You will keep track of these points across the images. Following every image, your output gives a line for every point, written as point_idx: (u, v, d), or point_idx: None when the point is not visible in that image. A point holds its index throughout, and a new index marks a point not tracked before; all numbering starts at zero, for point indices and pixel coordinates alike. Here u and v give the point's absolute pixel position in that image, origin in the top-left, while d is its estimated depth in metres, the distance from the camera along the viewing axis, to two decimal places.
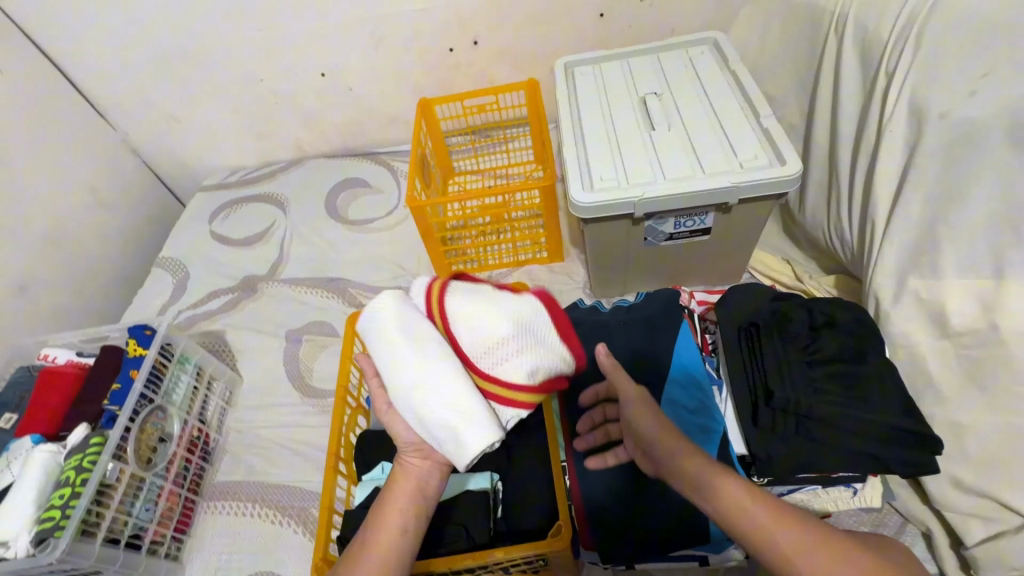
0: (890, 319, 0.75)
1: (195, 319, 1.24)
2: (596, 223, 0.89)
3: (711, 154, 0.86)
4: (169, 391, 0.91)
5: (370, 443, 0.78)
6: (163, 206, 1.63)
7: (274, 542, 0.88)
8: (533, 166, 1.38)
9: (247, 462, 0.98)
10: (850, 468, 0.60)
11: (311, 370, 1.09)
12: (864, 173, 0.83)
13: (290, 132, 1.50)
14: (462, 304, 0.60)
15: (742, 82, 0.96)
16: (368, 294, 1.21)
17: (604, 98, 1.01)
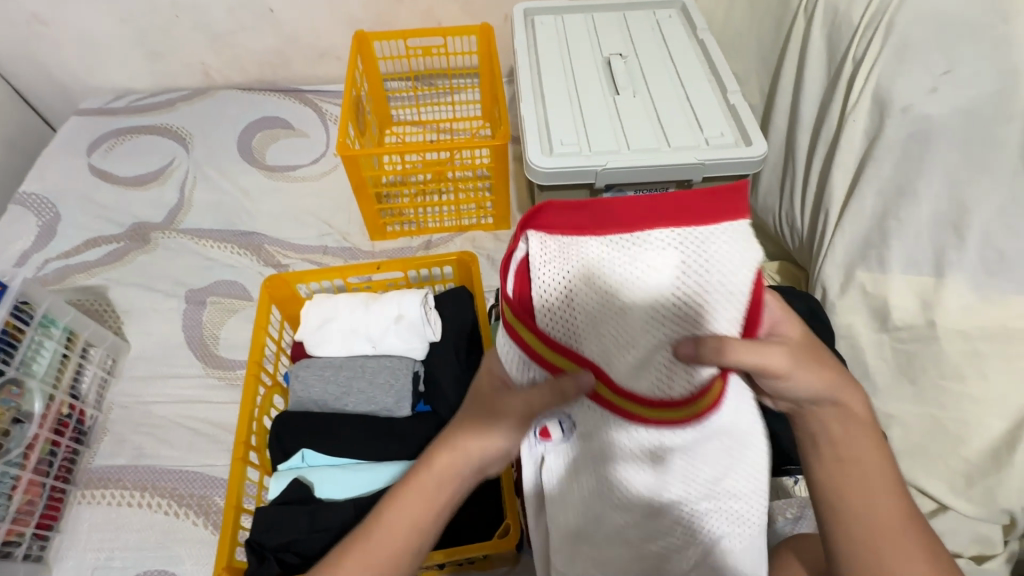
0: (835, 309, 0.76)
1: (67, 271, 1.03)
2: (552, 190, 0.81)
3: (677, 126, 0.81)
4: (27, 360, 0.75)
5: (289, 428, 0.68)
6: (27, 129, 1.33)
7: (167, 536, 0.76)
8: (480, 122, 1.26)
9: (133, 444, 0.83)
10: None
11: (217, 338, 0.94)
12: (821, 162, 0.83)
13: (195, 54, 1.27)
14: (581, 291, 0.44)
15: (711, 53, 0.90)
16: (288, 253, 1.06)
17: (566, 52, 0.92)
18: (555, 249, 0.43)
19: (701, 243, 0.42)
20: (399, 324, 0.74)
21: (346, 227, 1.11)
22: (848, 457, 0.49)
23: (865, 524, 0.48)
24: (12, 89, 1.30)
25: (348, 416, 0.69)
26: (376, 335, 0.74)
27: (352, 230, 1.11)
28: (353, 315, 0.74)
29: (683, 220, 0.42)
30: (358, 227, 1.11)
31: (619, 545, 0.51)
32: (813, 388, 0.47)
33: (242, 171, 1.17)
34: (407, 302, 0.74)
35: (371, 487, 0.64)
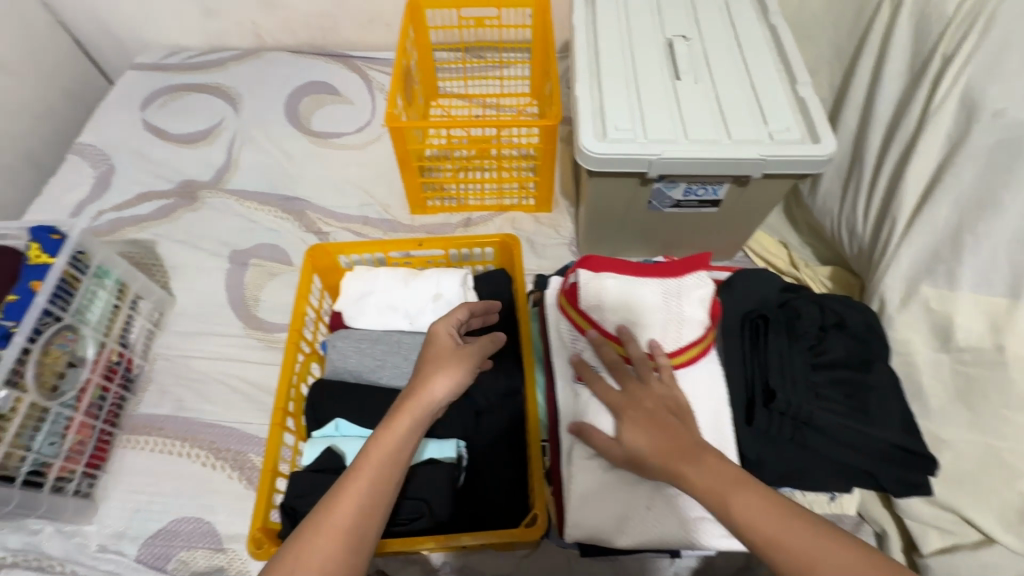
0: (892, 324, 0.72)
1: (120, 223, 1.06)
2: (601, 177, 0.79)
3: (739, 117, 0.77)
4: (82, 309, 0.77)
5: (324, 398, 0.69)
6: (85, 81, 1.36)
7: (205, 486, 0.80)
8: (528, 99, 1.23)
9: (176, 396, 0.87)
10: (841, 481, 0.58)
11: (257, 300, 0.97)
12: (893, 165, 0.78)
13: (247, 14, 1.27)
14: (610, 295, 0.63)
15: (781, 40, 0.85)
16: (330, 222, 1.07)
17: (626, 32, 0.88)
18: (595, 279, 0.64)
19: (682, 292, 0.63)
20: (437, 302, 0.73)
21: (387, 199, 1.11)
22: (715, 505, 0.46)
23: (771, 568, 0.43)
24: (73, 41, 1.32)
25: (381, 389, 0.70)
26: (412, 311, 0.74)
27: (393, 202, 1.10)
28: (392, 289, 0.74)
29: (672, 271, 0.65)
30: (398, 200, 1.11)
31: (618, 496, 0.59)
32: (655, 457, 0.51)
33: (287, 136, 1.17)
34: (447, 281, 0.74)
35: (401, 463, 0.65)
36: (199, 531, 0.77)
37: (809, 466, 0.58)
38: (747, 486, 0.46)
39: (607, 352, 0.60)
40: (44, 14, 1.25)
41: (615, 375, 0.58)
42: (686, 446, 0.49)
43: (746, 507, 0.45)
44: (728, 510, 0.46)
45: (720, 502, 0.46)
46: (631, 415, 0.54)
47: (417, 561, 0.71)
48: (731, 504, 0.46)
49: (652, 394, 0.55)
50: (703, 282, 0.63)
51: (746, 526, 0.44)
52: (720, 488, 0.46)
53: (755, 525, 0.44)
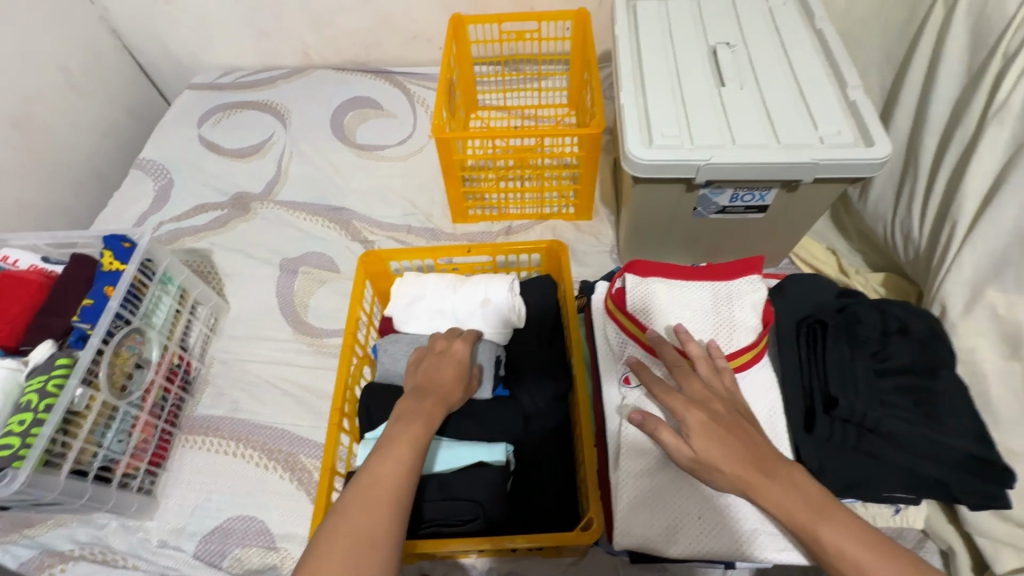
0: (956, 331, 0.69)
1: (178, 233, 1.12)
2: (646, 184, 0.79)
3: (788, 121, 0.76)
4: (149, 313, 0.81)
5: (377, 398, 0.70)
6: (145, 101, 1.45)
7: (258, 486, 0.82)
8: (566, 110, 1.25)
9: (231, 398, 0.90)
10: (910, 492, 0.55)
11: (307, 306, 1.00)
12: (952, 168, 0.75)
13: (297, 34, 1.33)
14: (659, 303, 0.64)
15: (829, 44, 0.84)
16: (374, 231, 1.10)
17: (669, 40, 0.88)
18: (643, 287, 0.65)
19: (732, 298, 0.64)
20: (485, 308, 0.74)
21: (429, 208, 1.13)
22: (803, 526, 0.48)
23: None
24: (136, 64, 1.41)
25: None
26: (460, 317, 0.75)
27: (435, 212, 1.13)
28: (442, 295, 0.76)
29: (723, 276, 0.65)
30: (440, 209, 1.13)
31: (668, 504, 0.57)
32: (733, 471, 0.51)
33: (334, 149, 1.22)
34: (495, 287, 0.75)
35: (450, 464, 0.65)
36: (253, 529, 0.79)
37: (877, 476, 0.55)
38: (832, 508, 0.48)
39: (667, 351, 0.59)
40: (112, 39, 1.33)
41: (677, 374, 0.57)
42: (765, 461, 0.51)
43: (832, 529, 0.47)
44: (815, 530, 0.48)
45: (805, 523, 0.48)
46: (705, 417, 0.53)
47: (465, 565, 0.72)
48: (818, 525, 0.48)
49: (722, 399, 0.56)
50: (754, 286, 0.64)
51: (835, 547, 0.46)
52: (808, 510, 0.48)
53: (844, 548, 0.46)
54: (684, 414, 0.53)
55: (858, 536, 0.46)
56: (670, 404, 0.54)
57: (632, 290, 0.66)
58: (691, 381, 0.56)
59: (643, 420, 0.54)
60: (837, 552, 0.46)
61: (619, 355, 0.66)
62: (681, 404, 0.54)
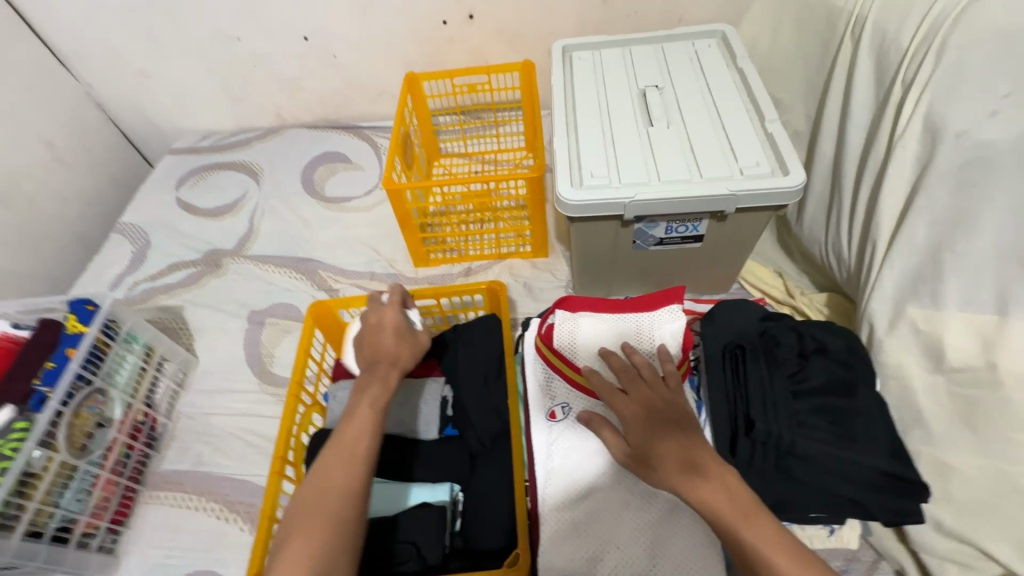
0: (884, 347, 0.71)
1: (153, 292, 1.16)
2: (582, 222, 0.83)
3: (711, 156, 0.81)
4: (111, 372, 0.84)
5: (323, 444, 0.72)
6: (129, 167, 1.53)
7: (218, 540, 0.83)
8: (524, 153, 1.31)
9: (196, 451, 0.92)
10: (830, 510, 0.56)
11: (272, 357, 1.03)
12: (869, 190, 0.79)
13: (269, 98, 1.41)
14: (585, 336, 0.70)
15: (750, 81, 0.89)
16: (339, 279, 1.14)
17: (601, 86, 0.94)
18: (570, 322, 0.70)
19: (653, 327, 0.69)
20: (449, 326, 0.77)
21: (393, 254, 1.18)
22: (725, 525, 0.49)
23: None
24: (121, 133, 1.50)
25: (377, 437, 0.73)
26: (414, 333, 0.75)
27: (399, 257, 1.17)
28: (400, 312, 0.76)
29: (646, 307, 0.70)
30: (403, 255, 1.18)
31: (590, 537, 0.61)
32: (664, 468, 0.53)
33: (303, 203, 1.28)
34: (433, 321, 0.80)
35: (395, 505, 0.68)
36: None
37: (797, 496, 0.57)
38: (755, 512, 0.49)
39: (615, 360, 0.64)
40: (97, 112, 1.42)
41: (622, 377, 0.63)
42: (699, 457, 0.53)
43: (751, 527, 0.48)
44: (738, 530, 0.48)
45: (726, 519, 0.49)
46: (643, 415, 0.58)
47: None
48: (741, 524, 0.48)
49: (666, 400, 0.59)
50: (673, 316, 0.69)
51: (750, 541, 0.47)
52: (735, 509, 0.49)
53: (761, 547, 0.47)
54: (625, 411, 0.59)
55: (778, 539, 0.47)
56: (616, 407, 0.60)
57: (560, 324, 0.70)
58: (635, 384, 0.61)
59: (588, 419, 0.62)
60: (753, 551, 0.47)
61: (553, 390, 0.69)
62: (624, 405, 0.60)
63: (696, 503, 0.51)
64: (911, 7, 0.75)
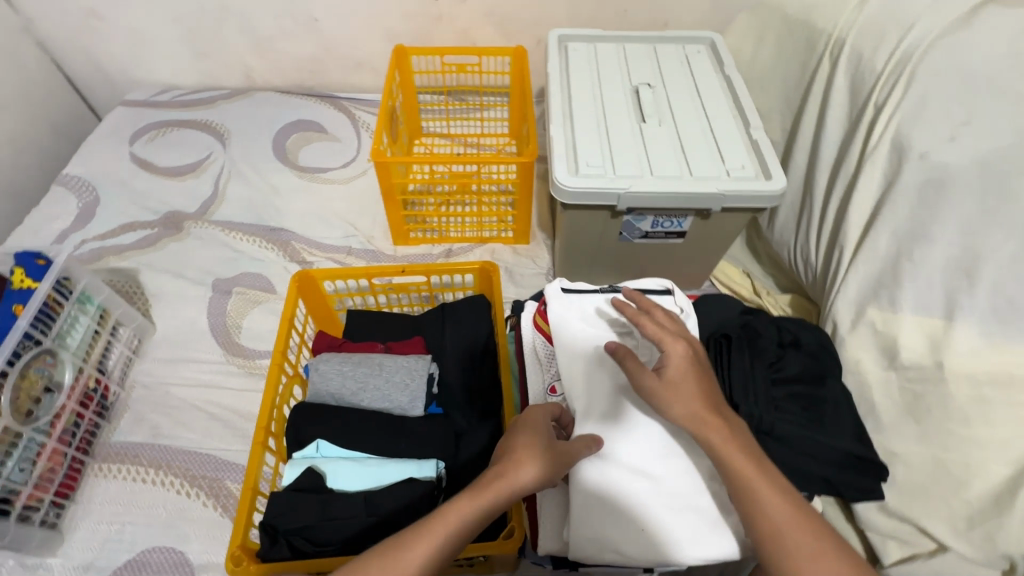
0: (844, 344, 0.77)
1: (102, 253, 1.07)
2: (575, 209, 0.84)
3: (699, 156, 0.84)
4: (62, 334, 0.78)
5: (307, 415, 0.70)
6: (72, 116, 1.39)
7: (177, 515, 0.79)
8: (507, 139, 1.30)
9: (152, 422, 0.86)
10: (801, 487, 0.63)
11: (239, 327, 0.98)
12: (838, 202, 0.85)
13: (239, 55, 1.33)
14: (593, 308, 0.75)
15: (736, 90, 0.94)
16: (314, 252, 1.10)
17: (596, 79, 0.96)
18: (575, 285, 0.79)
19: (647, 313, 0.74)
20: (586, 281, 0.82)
21: (372, 231, 1.15)
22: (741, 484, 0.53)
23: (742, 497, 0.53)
24: (65, 79, 1.36)
25: (363, 412, 0.71)
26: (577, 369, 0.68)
27: (377, 234, 1.14)
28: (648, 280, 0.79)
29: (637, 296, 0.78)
30: (381, 231, 1.15)
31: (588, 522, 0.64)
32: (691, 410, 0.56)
33: (274, 170, 1.21)
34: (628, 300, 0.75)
35: (379, 482, 0.66)
36: (169, 561, 0.75)
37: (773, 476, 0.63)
38: (771, 467, 0.54)
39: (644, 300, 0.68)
40: (38, 52, 1.28)
41: (662, 316, 0.65)
42: (717, 405, 0.57)
43: (771, 497, 0.51)
44: (756, 497, 0.52)
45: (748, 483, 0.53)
46: (704, 409, 0.56)
47: None
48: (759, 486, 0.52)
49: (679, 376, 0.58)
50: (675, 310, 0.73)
51: (765, 511, 0.51)
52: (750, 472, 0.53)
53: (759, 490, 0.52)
54: (668, 409, 0.57)
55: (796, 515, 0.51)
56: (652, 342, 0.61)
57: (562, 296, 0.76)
58: (670, 323, 0.64)
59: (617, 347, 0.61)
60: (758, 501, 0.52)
61: (549, 368, 0.73)
62: (654, 386, 0.58)
63: (718, 450, 0.54)
64: (884, 35, 0.81)
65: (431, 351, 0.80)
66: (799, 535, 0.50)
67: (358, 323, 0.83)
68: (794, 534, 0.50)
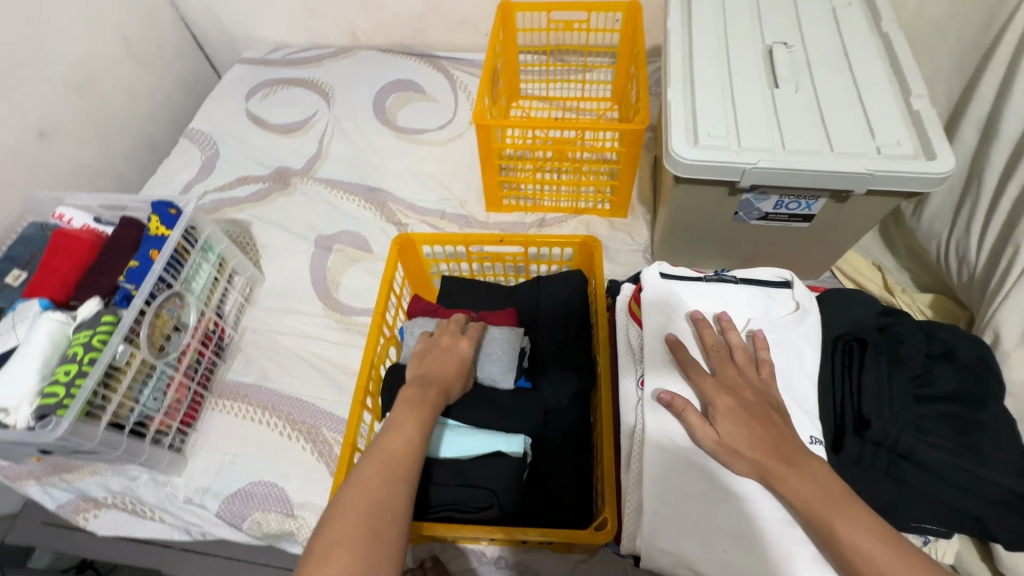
0: (1008, 361, 0.65)
1: (221, 204, 1.15)
2: (688, 184, 0.77)
3: (844, 129, 0.73)
4: (189, 279, 0.85)
5: (402, 379, 0.71)
6: (196, 73, 1.48)
7: (280, 453, 0.85)
8: (609, 104, 1.23)
9: (260, 366, 0.93)
10: (941, 522, 0.55)
11: (337, 283, 1.02)
12: (1018, 191, 0.71)
13: (346, 12, 1.33)
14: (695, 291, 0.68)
15: (896, 51, 0.79)
16: (408, 214, 1.11)
17: (723, 37, 0.85)
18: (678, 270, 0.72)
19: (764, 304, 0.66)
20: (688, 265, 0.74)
21: (465, 196, 1.14)
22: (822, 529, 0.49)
23: (834, 550, 0.48)
24: (192, 37, 1.44)
25: None
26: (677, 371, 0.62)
27: (470, 199, 1.13)
28: (757, 270, 0.70)
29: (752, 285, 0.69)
30: (474, 197, 1.13)
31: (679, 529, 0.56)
32: (754, 458, 0.53)
33: (375, 130, 1.23)
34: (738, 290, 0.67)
35: (468, 452, 0.65)
36: (272, 495, 0.81)
37: (905, 503, 0.55)
38: (854, 505, 0.49)
39: (709, 334, 0.63)
40: (170, 10, 1.36)
41: (712, 359, 0.61)
42: (787, 451, 0.53)
43: (856, 540, 0.47)
44: (841, 543, 0.48)
45: (822, 515, 0.49)
46: (768, 463, 0.52)
47: (475, 551, 0.74)
48: (843, 532, 0.48)
49: (737, 422, 0.55)
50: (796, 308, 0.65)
51: (850, 554, 0.47)
52: (829, 518, 0.49)
53: (848, 536, 0.48)
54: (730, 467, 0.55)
55: (873, 533, 0.47)
56: (701, 387, 0.58)
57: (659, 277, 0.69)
58: (724, 366, 0.59)
59: (669, 398, 0.58)
60: (852, 549, 0.47)
61: (639, 357, 0.67)
62: (713, 441, 0.55)
63: (789, 499, 0.51)
64: None
65: (522, 324, 0.78)
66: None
67: (451, 287, 0.83)
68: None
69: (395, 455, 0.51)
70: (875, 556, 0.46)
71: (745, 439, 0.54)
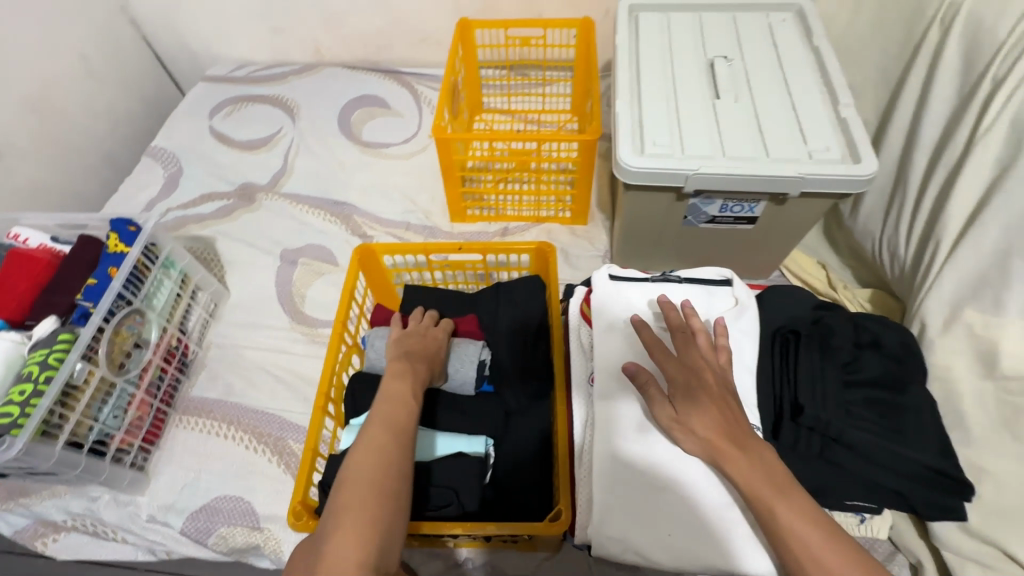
0: (933, 348, 0.70)
1: (184, 221, 1.15)
2: (637, 191, 0.81)
3: (779, 136, 0.78)
4: (150, 295, 0.84)
5: (363, 386, 0.72)
6: (159, 91, 1.47)
7: (246, 468, 0.85)
8: (568, 116, 1.27)
9: (225, 381, 0.93)
10: (869, 499, 0.59)
11: (303, 296, 1.03)
12: (937, 190, 0.76)
13: (309, 30, 1.35)
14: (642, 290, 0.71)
15: (826, 63, 0.85)
16: (374, 226, 1.13)
17: (668, 52, 0.90)
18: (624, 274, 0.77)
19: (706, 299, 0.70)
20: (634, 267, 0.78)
21: (430, 207, 1.16)
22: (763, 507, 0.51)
23: (772, 531, 0.51)
24: (153, 55, 1.44)
25: None
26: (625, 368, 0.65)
27: (435, 210, 1.16)
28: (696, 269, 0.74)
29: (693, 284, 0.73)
30: (439, 208, 1.16)
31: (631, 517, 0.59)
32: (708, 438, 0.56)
33: (340, 145, 1.24)
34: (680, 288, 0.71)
35: (429, 454, 0.69)
36: (238, 509, 0.81)
37: (838, 483, 0.59)
38: (795, 491, 0.52)
39: (674, 316, 0.65)
40: (131, 29, 1.36)
41: (678, 339, 0.63)
42: (737, 434, 0.56)
43: (791, 519, 0.50)
44: (778, 521, 0.50)
45: (764, 497, 0.52)
46: (719, 442, 0.55)
47: (442, 554, 0.75)
48: (780, 511, 0.51)
49: (692, 399, 0.58)
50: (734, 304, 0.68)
51: (784, 531, 0.50)
52: (772, 498, 0.51)
53: (784, 515, 0.50)
54: (680, 444, 0.58)
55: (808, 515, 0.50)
56: (664, 365, 0.61)
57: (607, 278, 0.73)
58: (688, 348, 0.62)
59: (635, 370, 0.61)
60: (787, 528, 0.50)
61: (589, 353, 0.72)
62: (669, 417, 0.58)
63: (736, 479, 0.54)
64: None
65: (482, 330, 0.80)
66: (823, 555, 0.48)
67: (413, 296, 0.85)
68: (820, 555, 0.48)
69: (392, 426, 0.57)
70: (806, 535, 0.49)
71: (703, 420, 0.57)
